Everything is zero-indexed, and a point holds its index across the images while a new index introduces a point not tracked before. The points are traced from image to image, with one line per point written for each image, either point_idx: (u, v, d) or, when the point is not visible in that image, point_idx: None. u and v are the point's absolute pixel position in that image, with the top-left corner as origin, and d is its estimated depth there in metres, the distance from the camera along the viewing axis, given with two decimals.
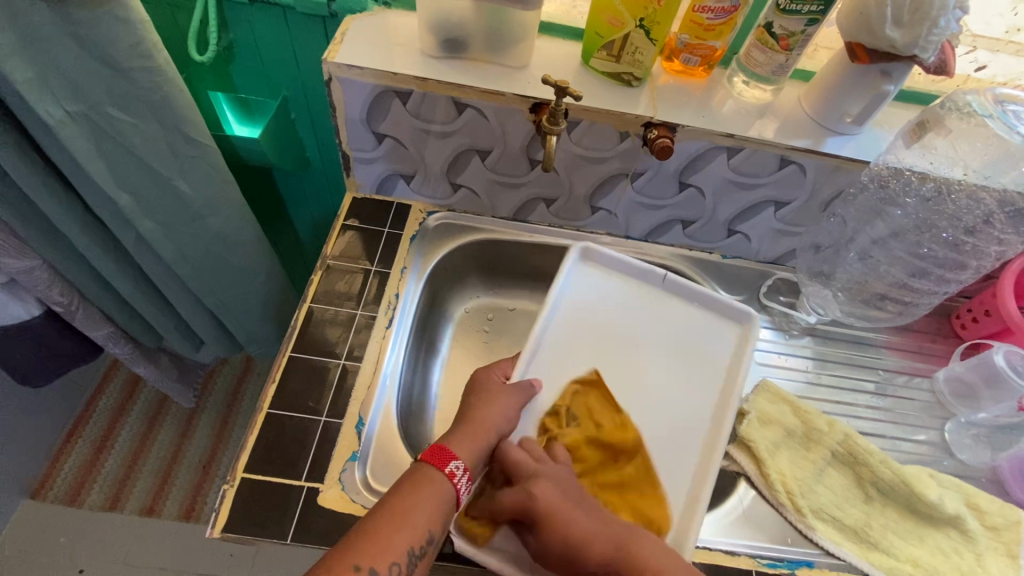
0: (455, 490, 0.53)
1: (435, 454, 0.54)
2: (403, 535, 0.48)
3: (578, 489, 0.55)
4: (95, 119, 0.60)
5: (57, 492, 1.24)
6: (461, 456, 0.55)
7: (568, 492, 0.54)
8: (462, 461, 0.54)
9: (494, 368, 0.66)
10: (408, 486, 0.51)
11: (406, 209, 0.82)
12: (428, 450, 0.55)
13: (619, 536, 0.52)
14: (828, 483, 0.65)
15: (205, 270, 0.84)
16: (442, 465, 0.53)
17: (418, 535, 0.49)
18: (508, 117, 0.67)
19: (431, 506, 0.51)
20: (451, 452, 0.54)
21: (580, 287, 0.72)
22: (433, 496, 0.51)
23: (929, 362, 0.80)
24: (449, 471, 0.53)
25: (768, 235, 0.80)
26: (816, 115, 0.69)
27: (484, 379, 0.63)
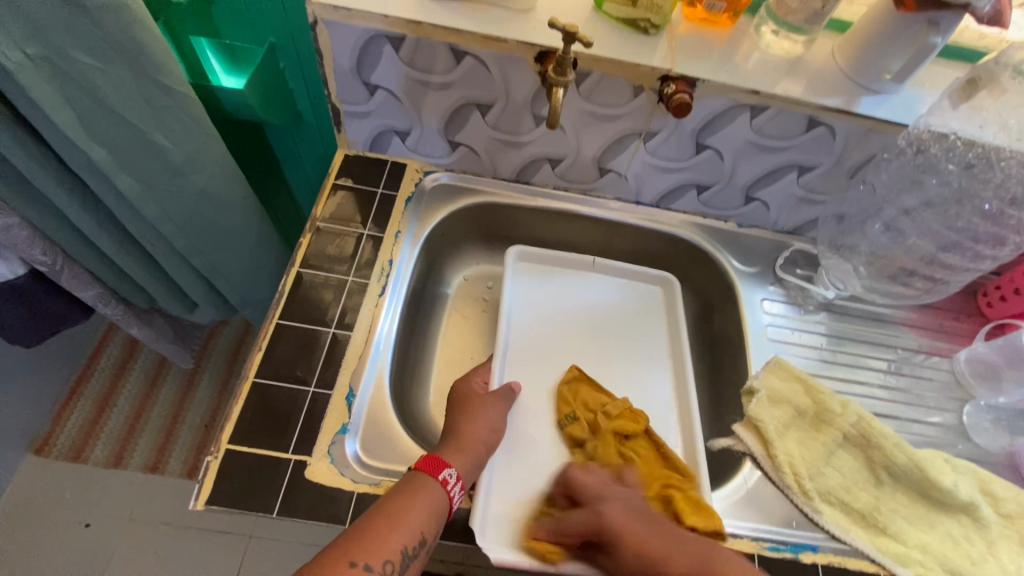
0: (448, 498, 0.51)
1: (429, 461, 0.52)
2: (396, 535, 0.47)
3: (645, 506, 0.54)
4: (58, 64, 0.55)
5: (61, 448, 1.25)
6: (454, 465, 0.53)
7: (636, 509, 0.53)
8: (455, 470, 0.53)
9: (472, 376, 0.65)
10: (405, 490, 0.50)
11: (402, 168, 0.77)
12: (422, 458, 0.52)
13: (700, 554, 0.50)
14: (837, 465, 0.62)
15: (192, 230, 0.79)
16: (435, 473, 0.51)
17: (411, 535, 0.47)
18: (511, 67, 0.61)
19: (423, 508, 0.49)
20: (444, 461, 0.53)
21: (535, 291, 0.76)
22: (429, 500, 0.50)
23: (949, 341, 0.76)
24: (442, 479, 0.51)
25: (788, 203, 0.75)
26: (851, 72, 0.63)
27: (465, 392, 0.62)
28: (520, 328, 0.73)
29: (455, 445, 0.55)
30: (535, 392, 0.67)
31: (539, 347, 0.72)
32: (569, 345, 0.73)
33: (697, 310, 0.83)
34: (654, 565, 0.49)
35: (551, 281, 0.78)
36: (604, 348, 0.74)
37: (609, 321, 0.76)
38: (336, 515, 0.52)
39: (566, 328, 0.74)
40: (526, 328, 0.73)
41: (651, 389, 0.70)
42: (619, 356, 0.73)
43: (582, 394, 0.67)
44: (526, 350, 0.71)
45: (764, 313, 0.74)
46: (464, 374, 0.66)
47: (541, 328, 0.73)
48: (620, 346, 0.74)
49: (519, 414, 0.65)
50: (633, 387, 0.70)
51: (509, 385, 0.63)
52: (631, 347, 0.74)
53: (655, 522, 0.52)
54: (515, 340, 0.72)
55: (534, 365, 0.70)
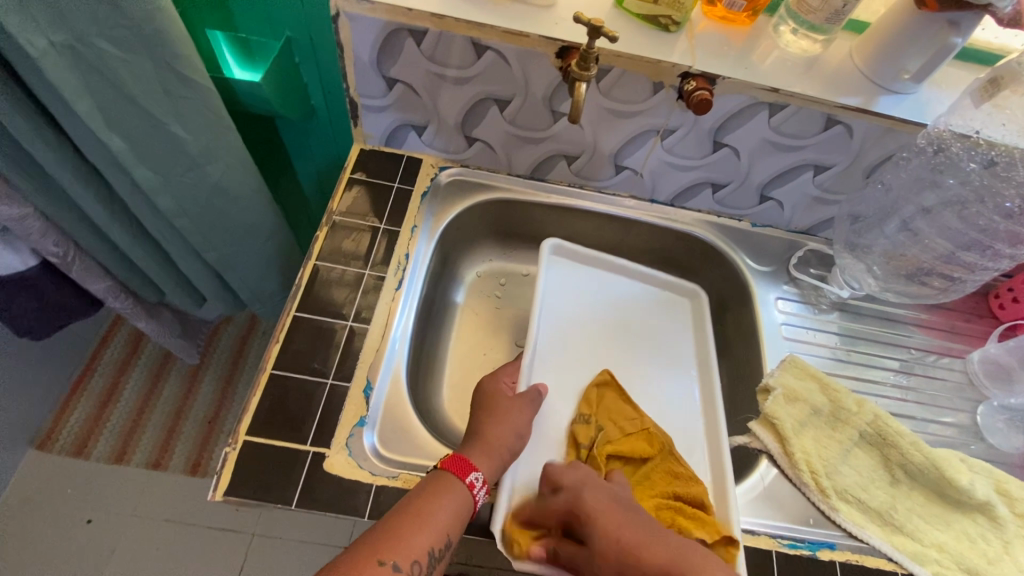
0: (473, 501, 0.51)
1: (456, 463, 0.51)
2: (424, 535, 0.47)
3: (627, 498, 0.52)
4: (81, 52, 0.55)
5: (63, 443, 1.24)
6: (481, 469, 0.52)
7: (618, 500, 0.51)
8: (481, 473, 0.52)
9: (500, 376, 0.64)
10: (431, 488, 0.49)
11: (417, 163, 0.77)
12: (448, 458, 0.52)
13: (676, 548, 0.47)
14: (854, 464, 0.62)
15: (205, 222, 0.79)
16: (463, 476, 0.51)
17: (438, 536, 0.47)
18: (532, 62, 0.61)
19: (450, 511, 0.49)
20: (471, 463, 0.52)
21: (561, 286, 0.75)
22: (454, 502, 0.49)
23: (962, 342, 0.76)
24: (469, 482, 0.51)
25: (803, 202, 0.75)
26: (869, 72, 0.63)
27: (494, 393, 0.60)
28: (545, 329, 0.71)
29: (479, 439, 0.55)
30: (559, 391, 0.66)
31: (567, 352, 0.70)
32: (596, 348, 0.72)
33: (709, 309, 0.83)
34: (629, 552, 0.46)
35: (576, 286, 0.76)
36: (630, 352, 0.73)
37: (636, 326, 0.75)
38: (355, 507, 0.52)
39: (593, 331, 0.73)
40: (554, 330, 0.71)
41: (674, 394, 0.70)
42: (643, 358, 0.72)
43: (606, 401, 0.65)
44: (551, 352, 0.69)
45: (778, 312, 0.74)
46: (491, 373, 0.64)
47: (567, 332, 0.72)
48: (644, 348, 0.74)
49: (546, 418, 0.63)
50: (654, 392, 0.70)
51: (537, 388, 0.61)
52: (654, 349, 0.74)
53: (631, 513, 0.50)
54: (542, 343, 0.70)
55: (562, 369, 0.68)
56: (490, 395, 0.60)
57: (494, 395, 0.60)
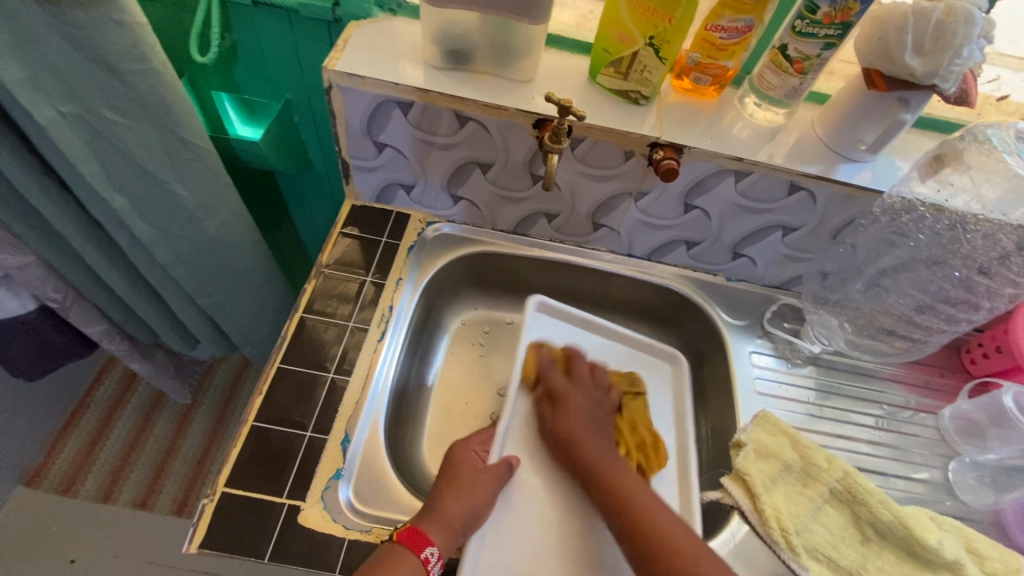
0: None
1: (412, 537, 0.53)
2: None
3: (602, 422, 0.68)
4: (89, 120, 0.59)
5: (52, 481, 1.24)
6: (438, 541, 0.53)
7: (593, 418, 0.67)
8: (437, 548, 0.53)
9: (468, 444, 0.65)
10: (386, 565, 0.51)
11: (405, 219, 0.81)
12: (406, 531, 0.53)
13: (603, 455, 0.63)
14: (824, 521, 0.63)
15: (200, 272, 0.82)
16: (418, 551, 0.52)
17: None
18: (510, 131, 0.65)
19: None
20: (428, 538, 0.53)
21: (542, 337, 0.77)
22: None
23: (935, 397, 0.77)
24: (423, 557, 0.52)
25: (774, 259, 0.78)
26: (829, 141, 0.67)
27: (459, 459, 0.62)
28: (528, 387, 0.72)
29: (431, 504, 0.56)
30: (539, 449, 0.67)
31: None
32: None
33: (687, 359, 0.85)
34: (569, 439, 0.64)
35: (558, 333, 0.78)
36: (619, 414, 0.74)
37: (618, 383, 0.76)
38: (326, 561, 0.53)
39: None
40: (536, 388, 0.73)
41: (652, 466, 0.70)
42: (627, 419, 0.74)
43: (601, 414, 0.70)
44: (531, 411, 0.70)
45: (753, 366, 0.76)
46: (464, 439, 0.66)
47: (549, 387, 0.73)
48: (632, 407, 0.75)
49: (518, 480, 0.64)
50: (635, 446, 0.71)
51: (507, 463, 0.62)
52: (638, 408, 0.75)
53: (600, 439, 0.65)
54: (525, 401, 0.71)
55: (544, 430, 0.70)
56: (461, 467, 0.61)
57: (468, 461, 0.62)
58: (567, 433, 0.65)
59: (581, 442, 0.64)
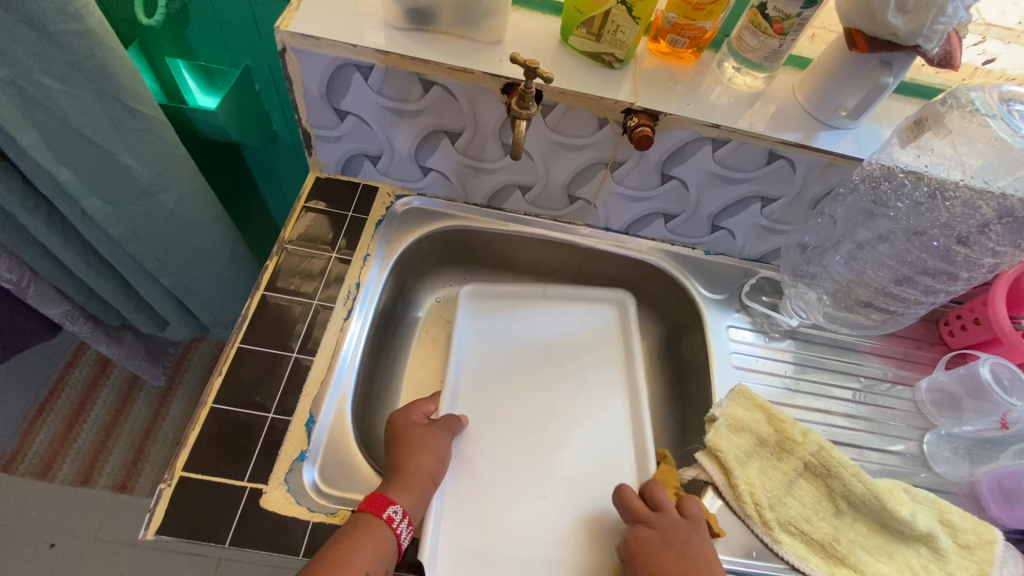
0: (394, 535, 0.51)
1: (373, 501, 0.52)
2: None
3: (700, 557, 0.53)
4: (23, 87, 0.55)
5: (28, 465, 1.22)
6: (400, 501, 0.53)
7: (685, 559, 0.53)
8: (401, 505, 0.53)
9: (414, 407, 0.65)
10: (350, 531, 0.50)
11: (373, 191, 0.77)
12: (367, 498, 0.52)
13: None
14: (798, 495, 0.62)
15: (161, 249, 0.79)
16: (379, 511, 0.51)
17: None
18: (478, 97, 0.62)
19: (369, 551, 0.49)
20: (389, 497, 0.53)
21: (483, 328, 0.78)
22: (373, 542, 0.49)
23: (913, 370, 0.77)
24: (387, 517, 0.51)
25: (753, 231, 0.76)
26: (810, 107, 0.64)
27: (403, 426, 0.61)
28: (480, 366, 0.75)
29: (396, 475, 0.56)
30: (489, 433, 0.68)
31: (490, 396, 0.72)
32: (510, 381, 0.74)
33: (664, 335, 0.84)
34: None
35: (508, 322, 0.79)
36: (550, 379, 0.75)
37: (558, 360, 0.77)
38: (289, 544, 0.52)
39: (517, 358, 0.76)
40: (485, 365, 0.75)
41: (597, 455, 0.69)
42: (569, 396, 0.74)
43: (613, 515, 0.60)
44: (484, 389, 0.72)
45: (731, 340, 0.75)
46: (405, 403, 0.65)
47: (497, 369, 0.75)
48: (569, 375, 0.76)
49: (465, 442, 0.66)
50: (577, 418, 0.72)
51: (458, 416, 0.65)
52: (582, 380, 0.75)
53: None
54: (471, 370, 0.74)
55: (489, 408, 0.71)
56: (420, 440, 0.59)
57: (413, 424, 0.61)
58: None
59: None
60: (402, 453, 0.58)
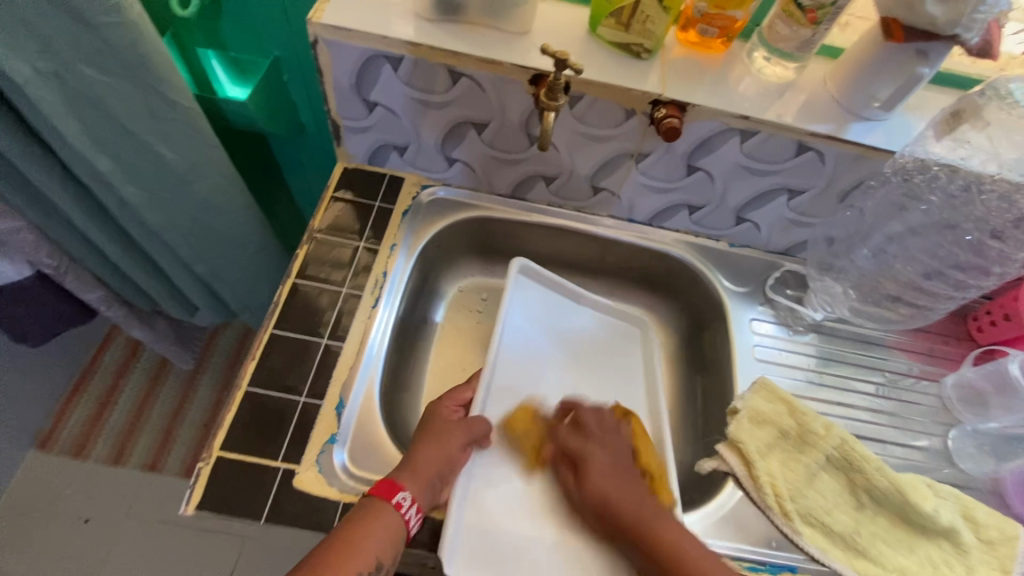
0: (404, 522, 0.52)
1: (384, 487, 0.53)
2: (351, 563, 0.48)
3: (625, 463, 0.60)
4: (67, 79, 0.57)
5: (63, 444, 1.26)
6: (410, 487, 0.54)
7: (617, 468, 0.59)
8: (410, 492, 0.53)
9: (449, 399, 0.64)
10: (360, 515, 0.51)
11: (399, 182, 0.79)
12: (376, 484, 0.53)
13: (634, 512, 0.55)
14: (819, 488, 0.62)
15: (194, 236, 0.82)
16: (390, 497, 0.52)
17: (366, 562, 0.49)
18: (506, 88, 0.62)
19: (377, 539, 0.50)
20: (399, 484, 0.53)
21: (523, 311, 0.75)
22: (381, 526, 0.50)
23: (938, 366, 0.76)
24: (395, 502, 0.52)
25: (779, 224, 0.76)
26: (841, 98, 0.63)
27: (433, 414, 0.61)
28: (517, 355, 0.72)
29: (406, 458, 0.56)
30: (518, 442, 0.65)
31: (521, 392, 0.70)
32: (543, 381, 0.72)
33: (688, 327, 0.84)
34: (603, 504, 0.56)
35: (545, 308, 0.78)
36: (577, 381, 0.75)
37: (586, 357, 0.77)
38: (321, 523, 0.54)
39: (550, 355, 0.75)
40: (525, 354, 0.73)
41: None
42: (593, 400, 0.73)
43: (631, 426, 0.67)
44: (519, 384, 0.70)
45: (754, 333, 0.75)
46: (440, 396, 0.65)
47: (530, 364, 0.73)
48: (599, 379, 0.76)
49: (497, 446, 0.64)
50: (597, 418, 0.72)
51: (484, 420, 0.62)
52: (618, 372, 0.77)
53: (628, 482, 0.58)
54: (507, 359, 0.71)
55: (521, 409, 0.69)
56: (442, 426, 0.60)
57: (444, 415, 0.61)
58: (600, 502, 0.57)
59: (620, 505, 0.56)
60: (416, 437, 0.59)
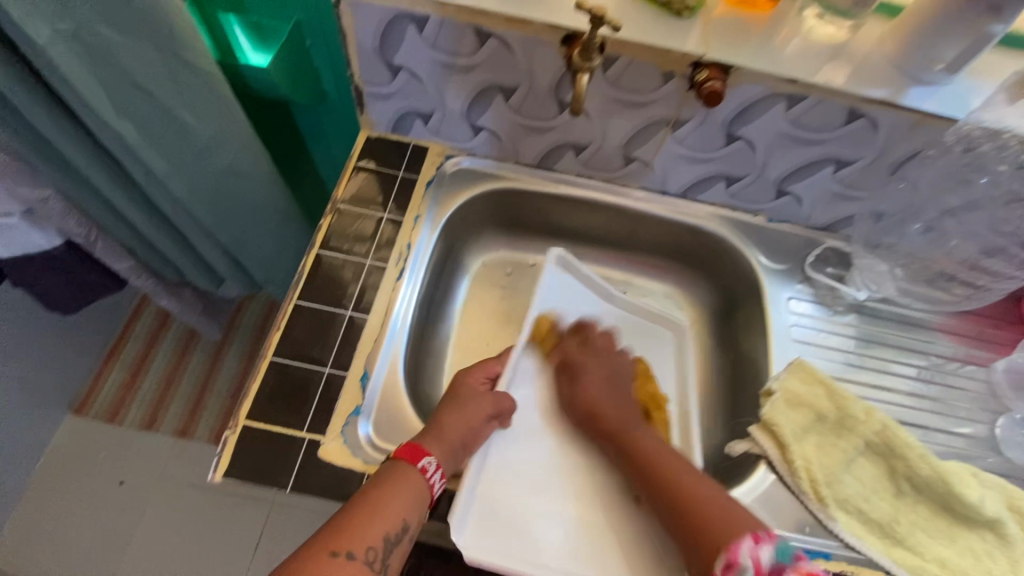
0: (428, 486, 0.51)
1: (409, 450, 0.52)
2: (377, 525, 0.47)
3: (617, 377, 0.67)
4: (87, 40, 0.55)
5: (98, 409, 1.31)
6: (433, 453, 0.53)
7: (609, 376, 0.67)
8: (435, 457, 0.53)
9: (479, 368, 0.63)
10: (384, 477, 0.50)
11: (423, 151, 0.76)
12: (402, 446, 0.52)
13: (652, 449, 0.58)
14: (857, 473, 0.60)
15: (218, 206, 0.81)
16: (415, 461, 0.51)
17: (393, 524, 0.47)
18: (536, 50, 0.59)
19: (404, 501, 0.49)
20: (424, 449, 0.52)
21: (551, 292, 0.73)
22: (407, 488, 0.50)
23: (987, 350, 0.72)
24: (422, 466, 0.51)
25: (822, 198, 0.71)
26: (900, 61, 0.59)
27: (458, 384, 0.61)
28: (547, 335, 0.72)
29: (431, 425, 0.56)
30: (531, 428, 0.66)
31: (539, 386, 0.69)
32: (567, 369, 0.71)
33: (720, 306, 0.80)
34: (588, 410, 0.64)
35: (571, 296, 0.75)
36: None
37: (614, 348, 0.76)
38: (346, 494, 0.54)
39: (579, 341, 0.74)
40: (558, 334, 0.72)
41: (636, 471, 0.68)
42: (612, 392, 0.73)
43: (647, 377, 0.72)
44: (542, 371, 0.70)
45: (790, 313, 0.72)
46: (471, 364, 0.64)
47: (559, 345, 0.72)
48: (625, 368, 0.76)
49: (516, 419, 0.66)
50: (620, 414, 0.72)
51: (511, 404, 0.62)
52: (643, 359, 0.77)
53: (617, 396, 0.65)
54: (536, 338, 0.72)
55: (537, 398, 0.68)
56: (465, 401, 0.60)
57: (470, 386, 0.60)
58: (589, 405, 0.64)
59: (606, 408, 0.63)
60: (439, 408, 0.58)
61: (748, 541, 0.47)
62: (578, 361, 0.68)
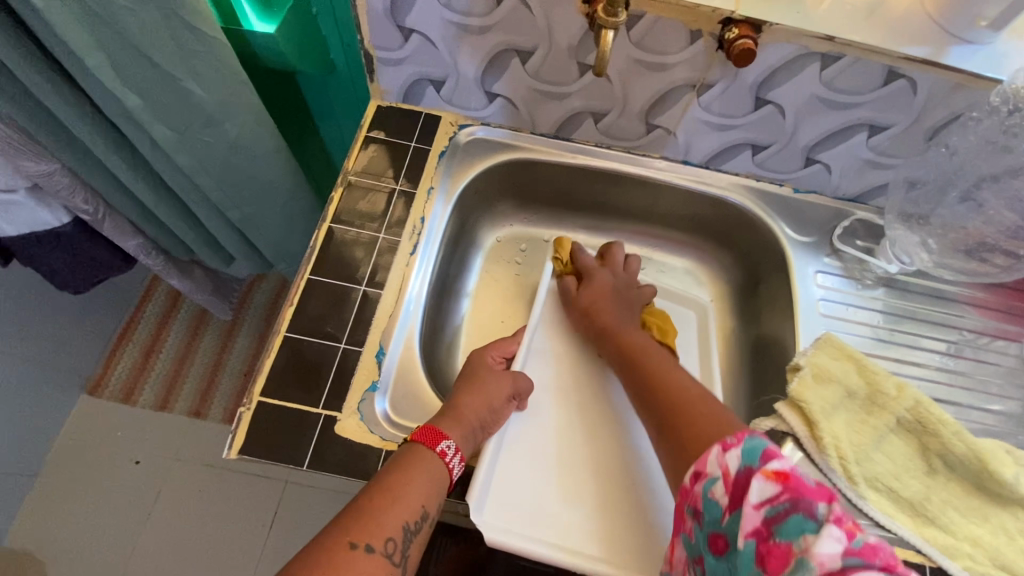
0: (447, 470, 0.50)
1: (426, 434, 0.51)
2: (396, 512, 0.45)
3: (628, 295, 0.71)
4: (88, 2, 0.52)
5: (112, 389, 1.31)
6: (452, 436, 0.51)
7: (617, 292, 0.71)
8: (454, 441, 0.51)
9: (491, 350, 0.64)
10: (403, 462, 0.48)
11: (435, 121, 0.74)
12: (418, 430, 0.51)
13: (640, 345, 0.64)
14: (888, 450, 0.58)
15: (225, 180, 0.80)
16: (433, 445, 0.50)
17: (412, 511, 0.46)
18: (556, 7, 0.56)
19: (424, 487, 0.47)
20: (442, 432, 0.51)
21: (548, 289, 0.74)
22: (426, 475, 0.48)
23: (1019, 325, 0.69)
24: (440, 450, 0.50)
25: (853, 167, 0.68)
26: (941, 18, 0.55)
27: (476, 363, 0.60)
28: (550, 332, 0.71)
29: (449, 404, 0.54)
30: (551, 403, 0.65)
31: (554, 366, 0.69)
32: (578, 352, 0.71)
33: (743, 283, 0.78)
34: (591, 310, 0.69)
35: None
36: None
37: None
38: (363, 471, 0.53)
39: None
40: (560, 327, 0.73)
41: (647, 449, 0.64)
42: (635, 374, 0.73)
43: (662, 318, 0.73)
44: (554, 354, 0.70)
45: (817, 287, 0.69)
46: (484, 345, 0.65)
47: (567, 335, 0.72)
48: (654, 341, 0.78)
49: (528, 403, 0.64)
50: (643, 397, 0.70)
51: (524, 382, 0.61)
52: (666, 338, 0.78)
53: (622, 309, 0.69)
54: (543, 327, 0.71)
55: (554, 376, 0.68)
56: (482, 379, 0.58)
57: (485, 366, 0.60)
58: (589, 305, 0.69)
59: (605, 312, 0.68)
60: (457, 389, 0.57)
61: (717, 447, 0.44)
62: (589, 272, 0.73)
